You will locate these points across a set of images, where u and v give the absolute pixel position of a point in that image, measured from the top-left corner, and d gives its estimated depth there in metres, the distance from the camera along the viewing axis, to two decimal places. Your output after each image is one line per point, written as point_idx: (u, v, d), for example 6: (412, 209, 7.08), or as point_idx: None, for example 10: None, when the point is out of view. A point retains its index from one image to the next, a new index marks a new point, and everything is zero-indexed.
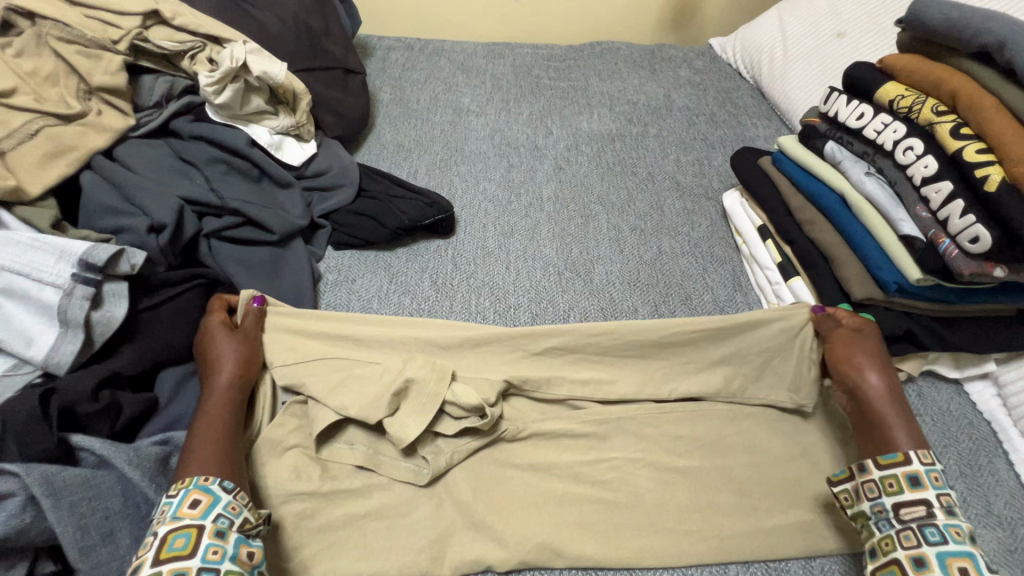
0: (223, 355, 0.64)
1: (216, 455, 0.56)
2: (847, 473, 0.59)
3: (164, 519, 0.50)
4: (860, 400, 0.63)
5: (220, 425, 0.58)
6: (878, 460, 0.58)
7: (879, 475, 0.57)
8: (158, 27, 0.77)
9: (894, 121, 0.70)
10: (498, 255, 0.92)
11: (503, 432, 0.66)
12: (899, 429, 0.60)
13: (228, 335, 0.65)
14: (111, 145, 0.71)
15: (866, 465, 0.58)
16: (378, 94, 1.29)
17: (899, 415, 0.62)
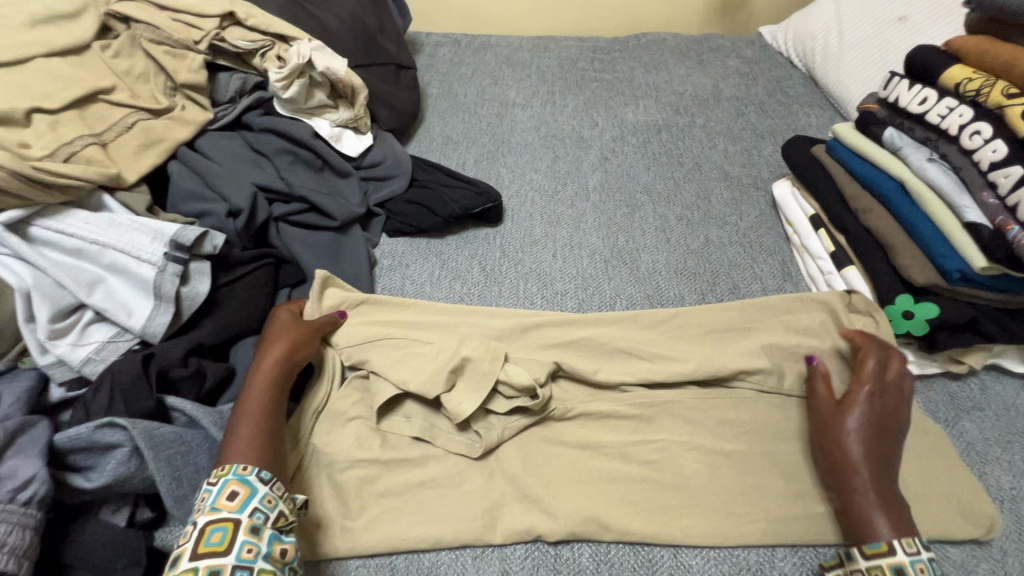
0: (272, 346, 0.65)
1: (249, 441, 0.56)
2: (838, 559, 0.56)
3: (201, 509, 0.50)
4: (840, 477, 0.59)
5: (256, 409, 0.59)
6: (863, 548, 0.54)
7: (866, 565, 0.53)
8: (233, 27, 0.83)
9: (959, 106, 0.68)
10: (544, 243, 0.94)
11: (552, 411, 0.68)
12: (881, 513, 0.55)
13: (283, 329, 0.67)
14: (193, 137, 0.77)
15: (854, 553, 0.54)
16: (427, 88, 1.33)
17: (882, 497, 0.56)
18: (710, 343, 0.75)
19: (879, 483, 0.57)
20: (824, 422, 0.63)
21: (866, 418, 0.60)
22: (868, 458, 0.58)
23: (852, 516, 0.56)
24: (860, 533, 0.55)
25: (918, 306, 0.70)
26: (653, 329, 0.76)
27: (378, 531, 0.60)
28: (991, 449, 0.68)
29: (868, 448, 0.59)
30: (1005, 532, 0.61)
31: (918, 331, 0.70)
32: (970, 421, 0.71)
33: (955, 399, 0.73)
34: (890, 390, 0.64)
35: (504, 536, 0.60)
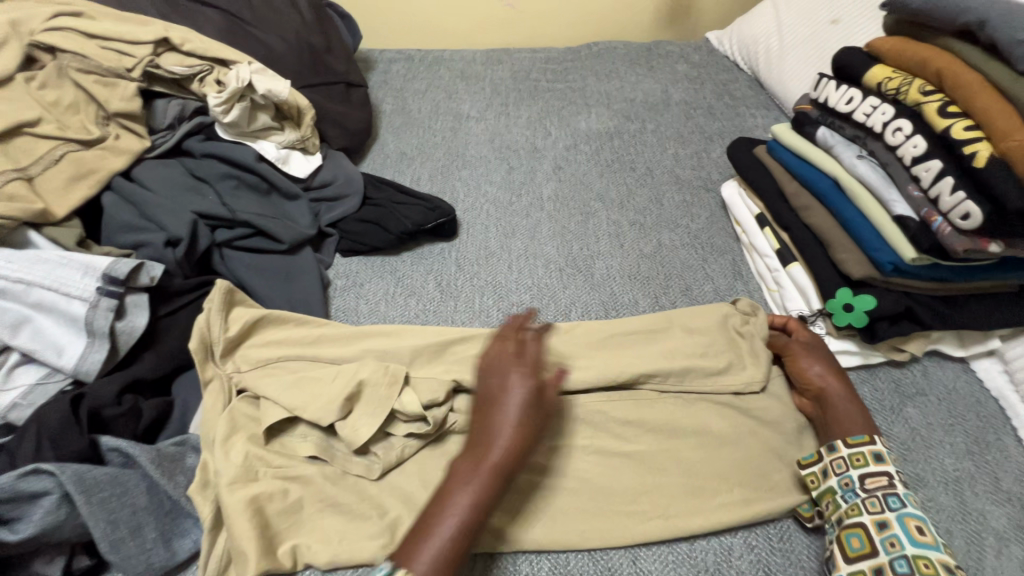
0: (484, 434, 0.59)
1: (440, 553, 0.53)
2: (815, 455, 0.65)
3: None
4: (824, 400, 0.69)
5: (468, 515, 0.55)
6: (848, 440, 0.64)
7: (847, 452, 0.63)
8: (169, 53, 0.82)
9: (882, 104, 0.71)
10: (500, 255, 0.95)
11: (451, 426, 0.70)
12: (859, 418, 0.67)
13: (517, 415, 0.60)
14: (129, 166, 0.75)
15: (836, 444, 0.64)
16: (380, 105, 1.33)
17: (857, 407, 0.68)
18: (662, 345, 0.76)
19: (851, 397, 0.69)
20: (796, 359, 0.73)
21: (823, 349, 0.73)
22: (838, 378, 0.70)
23: (838, 425, 0.66)
24: (845, 433, 0.65)
25: (856, 298, 0.72)
26: (606, 337, 0.77)
27: (332, 559, 0.59)
28: (935, 433, 0.70)
29: (834, 372, 0.71)
30: (950, 513, 0.63)
31: (858, 322, 0.72)
32: (914, 407, 0.73)
33: (900, 386, 0.75)
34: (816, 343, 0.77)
35: None
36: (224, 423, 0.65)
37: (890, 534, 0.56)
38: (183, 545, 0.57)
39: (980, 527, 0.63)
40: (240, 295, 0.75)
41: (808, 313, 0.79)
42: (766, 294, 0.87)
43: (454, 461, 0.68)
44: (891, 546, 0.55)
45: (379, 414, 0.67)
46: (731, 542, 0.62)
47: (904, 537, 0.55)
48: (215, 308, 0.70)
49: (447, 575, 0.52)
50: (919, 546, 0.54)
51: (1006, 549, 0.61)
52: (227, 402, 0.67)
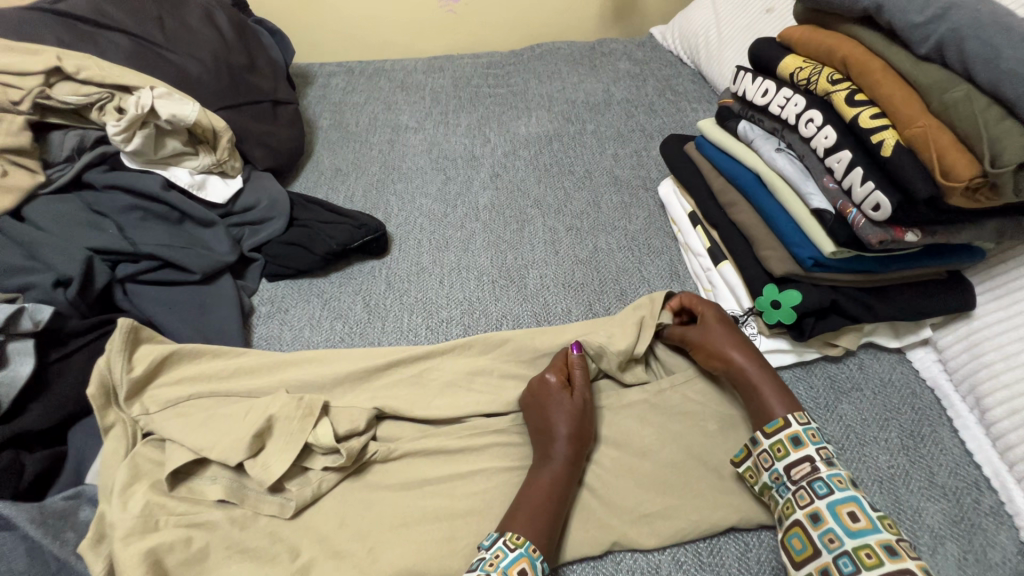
0: (553, 424, 0.63)
1: (529, 524, 0.56)
2: (744, 450, 0.62)
3: (496, 568, 0.53)
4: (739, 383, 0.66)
5: (549, 505, 0.58)
6: (765, 429, 0.62)
7: (769, 443, 0.61)
8: (63, 82, 0.78)
9: (794, 95, 0.69)
10: (432, 270, 0.92)
11: (371, 456, 0.66)
12: (774, 396, 0.64)
13: (561, 405, 0.64)
14: (19, 205, 0.74)
15: (757, 437, 0.62)
16: (317, 121, 1.29)
17: (768, 377, 0.66)
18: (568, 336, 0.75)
19: (759, 367, 0.66)
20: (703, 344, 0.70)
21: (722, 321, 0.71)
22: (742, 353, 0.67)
23: (758, 408, 0.64)
24: (763, 420, 0.63)
25: (783, 294, 0.70)
26: (537, 354, 0.75)
27: None
28: (869, 428, 0.68)
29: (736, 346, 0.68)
30: (885, 513, 0.61)
31: (787, 318, 0.70)
32: (850, 402, 0.71)
33: (835, 381, 0.74)
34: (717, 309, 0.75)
35: None
36: (125, 471, 0.60)
37: (826, 528, 0.53)
38: None
39: (915, 525, 0.60)
40: (146, 331, 0.70)
41: (740, 312, 0.77)
42: (702, 293, 0.85)
43: (376, 492, 0.64)
44: (828, 542, 0.53)
45: (291, 448, 0.62)
46: (658, 558, 0.60)
47: (840, 530, 0.53)
48: (115, 350, 0.65)
49: (539, 545, 0.55)
50: (857, 536, 0.52)
51: (941, 546, 0.59)
52: (131, 446, 0.63)
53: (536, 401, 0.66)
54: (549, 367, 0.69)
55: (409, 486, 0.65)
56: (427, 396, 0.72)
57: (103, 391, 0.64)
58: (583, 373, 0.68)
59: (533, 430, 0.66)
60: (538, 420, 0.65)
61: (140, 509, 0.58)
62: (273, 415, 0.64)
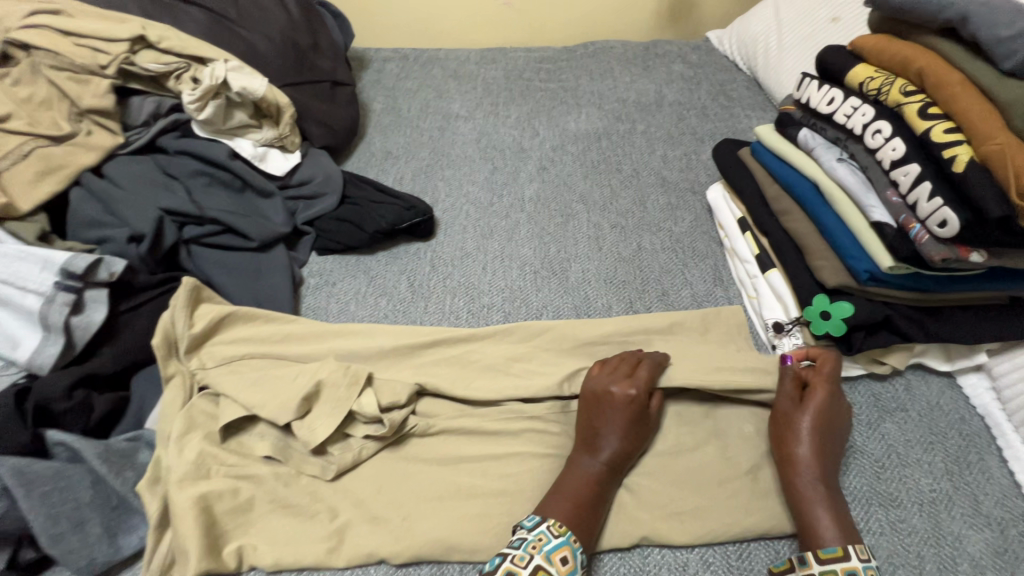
0: (612, 431, 0.63)
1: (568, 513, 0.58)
2: (786, 563, 0.56)
3: (538, 551, 0.54)
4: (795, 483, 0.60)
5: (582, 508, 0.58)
6: (819, 553, 0.55)
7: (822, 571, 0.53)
8: (145, 51, 0.82)
9: (863, 104, 0.68)
10: (476, 256, 0.93)
11: (410, 429, 0.68)
12: (827, 515, 0.58)
13: (627, 422, 0.64)
14: (99, 162, 0.77)
15: (808, 558, 0.54)
16: (370, 104, 1.32)
17: (829, 496, 0.59)
18: (609, 332, 0.76)
19: (825, 479, 0.60)
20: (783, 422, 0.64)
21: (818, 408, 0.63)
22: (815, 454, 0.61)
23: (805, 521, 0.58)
24: (812, 539, 0.57)
25: (833, 306, 0.69)
26: (577, 346, 0.75)
27: (275, 557, 0.58)
28: (913, 450, 0.67)
29: (816, 443, 0.61)
30: (924, 535, 0.60)
31: (837, 331, 0.69)
32: (894, 421, 0.70)
33: (880, 400, 0.72)
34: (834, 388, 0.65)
35: (410, 560, 0.59)
36: (181, 420, 0.64)
37: None
38: (128, 542, 0.57)
39: (955, 552, 0.59)
40: (206, 291, 0.73)
41: (786, 321, 0.76)
42: (746, 299, 0.84)
43: (412, 464, 0.66)
44: None
45: (336, 414, 0.65)
46: (686, 557, 0.60)
47: None
48: (177, 307, 0.69)
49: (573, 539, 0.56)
50: None
51: None
52: (187, 398, 0.66)
53: (604, 403, 0.65)
54: (633, 381, 0.66)
55: (444, 461, 0.67)
56: (466, 378, 0.73)
57: (167, 345, 0.68)
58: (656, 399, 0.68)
59: (586, 424, 0.65)
60: (590, 417, 0.65)
61: (194, 457, 0.61)
62: (319, 381, 0.67)
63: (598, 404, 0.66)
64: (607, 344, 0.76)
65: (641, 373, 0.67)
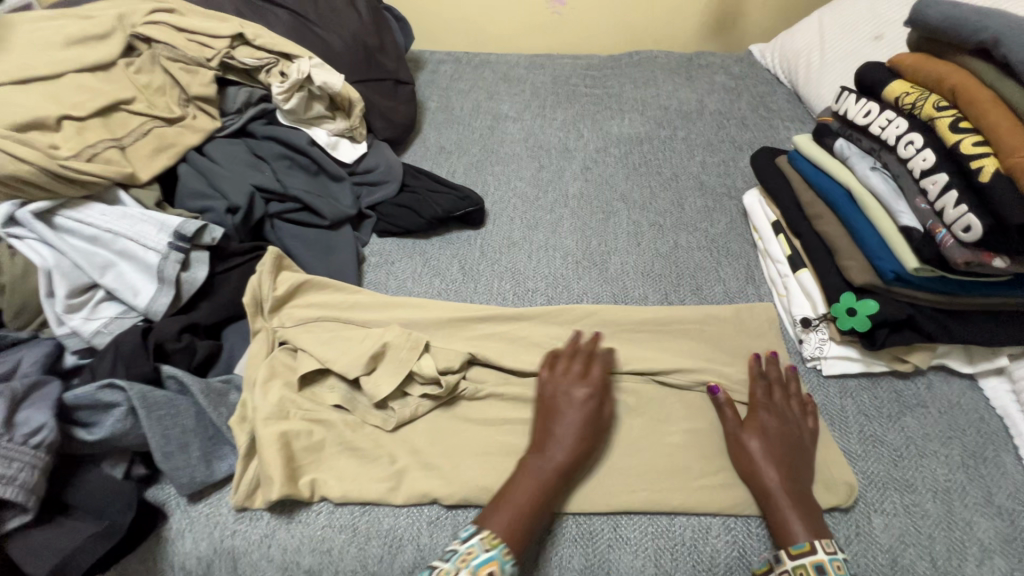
0: (563, 430, 0.67)
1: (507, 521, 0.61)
2: (768, 564, 0.62)
3: (467, 564, 0.58)
4: (762, 494, 0.64)
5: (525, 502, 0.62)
6: (790, 550, 0.60)
7: (791, 566, 0.59)
8: (242, 47, 0.93)
9: (897, 117, 0.73)
10: (522, 245, 1.01)
11: (461, 392, 0.75)
12: (797, 519, 0.62)
13: (573, 422, 0.67)
14: (202, 142, 0.87)
15: (781, 556, 0.60)
16: (425, 103, 1.42)
17: (795, 501, 0.63)
18: (645, 319, 0.83)
19: (788, 487, 0.64)
20: (732, 442, 0.69)
21: (761, 428, 0.69)
22: (774, 467, 0.65)
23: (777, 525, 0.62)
24: (784, 538, 0.61)
25: (859, 303, 0.74)
26: (614, 329, 0.82)
27: (343, 490, 0.66)
28: (930, 443, 0.71)
29: (771, 456, 0.66)
30: (936, 520, 0.65)
31: (861, 326, 0.74)
32: (913, 416, 0.74)
33: (901, 396, 0.76)
34: (781, 406, 0.71)
35: (460, 503, 0.67)
36: (265, 368, 0.73)
37: None
38: (220, 467, 0.67)
39: (965, 536, 0.63)
40: (286, 261, 0.83)
41: (813, 317, 0.81)
42: (776, 298, 0.89)
43: (462, 423, 0.74)
44: None
45: (399, 372, 0.73)
46: (708, 522, 0.66)
47: None
48: (264, 271, 0.79)
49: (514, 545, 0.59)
50: None
51: (989, 560, 0.62)
52: (270, 350, 0.76)
53: (554, 401, 0.70)
54: (584, 381, 0.71)
55: (491, 422, 0.74)
56: (513, 351, 0.80)
57: (255, 303, 0.77)
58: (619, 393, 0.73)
59: (539, 424, 0.69)
60: (545, 417, 0.69)
61: (277, 400, 0.70)
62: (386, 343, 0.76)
63: (554, 405, 0.70)
64: (643, 329, 0.82)
65: (584, 385, 0.71)
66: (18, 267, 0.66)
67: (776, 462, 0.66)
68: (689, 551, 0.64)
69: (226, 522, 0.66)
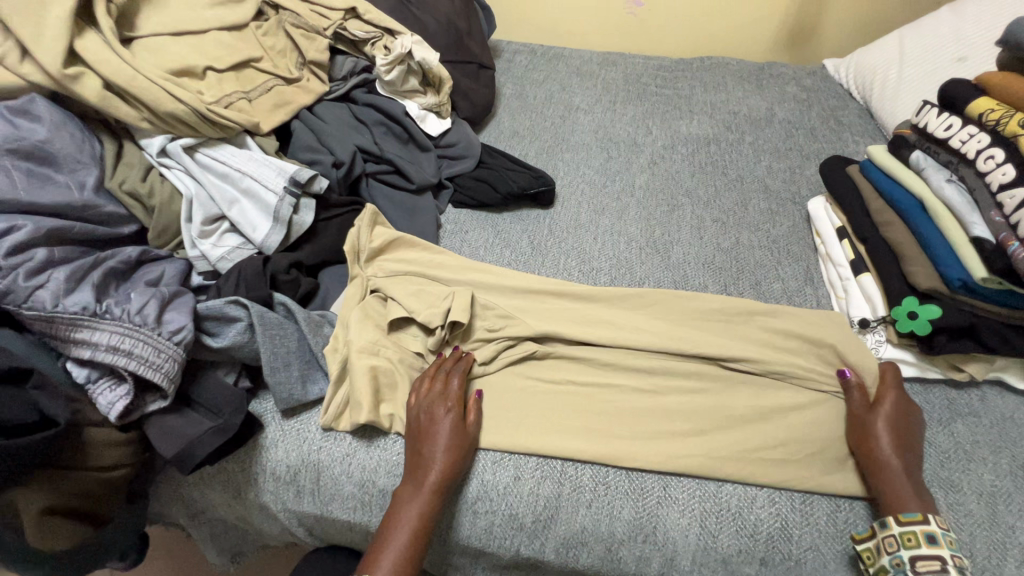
0: (431, 453, 0.68)
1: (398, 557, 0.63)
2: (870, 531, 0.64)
3: None
4: (877, 470, 0.67)
5: (406, 539, 0.64)
6: (899, 517, 0.63)
7: (898, 530, 0.62)
8: (353, 20, 1.02)
9: (979, 133, 0.75)
10: (588, 227, 1.06)
11: (534, 353, 0.81)
12: (909, 495, 0.65)
13: (447, 443, 0.69)
14: (313, 103, 0.95)
15: (887, 521, 0.63)
16: (501, 88, 1.49)
17: (910, 482, 0.66)
18: (705, 304, 0.87)
19: (907, 469, 0.67)
20: (856, 422, 0.72)
21: (890, 414, 0.70)
22: (895, 449, 0.68)
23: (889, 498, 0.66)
24: (895, 508, 0.64)
25: (922, 307, 0.77)
26: (675, 311, 0.87)
27: None
28: (979, 449, 0.73)
29: (894, 440, 0.68)
30: (979, 520, 0.67)
31: (922, 330, 0.76)
32: (964, 423, 0.76)
33: (953, 404, 0.79)
34: (908, 402, 0.73)
35: (523, 446, 0.73)
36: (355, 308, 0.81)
37: None
38: (313, 389, 0.75)
39: (1007, 538, 0.66)
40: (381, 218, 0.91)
41: (872, 319, 0.84)
42: (834, 300, 0.92)
43: (527, 378, 0.80)
44: None
45: None
46: (754, 493, 0.70)
47: None
48: (363, 224, 0.87)
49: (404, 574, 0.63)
50: None
51: None
52: (363, 296, 0.84)
53: (420, 421, 0.70)
54: (446, 396, 0.72)
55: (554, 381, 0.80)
56: (577, 320, 0.86)
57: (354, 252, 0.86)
58: (475, 418, 0.73)
59: (413, 447, 0.70)
60: (418, 440, 0.69)
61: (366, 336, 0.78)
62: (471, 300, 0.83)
63: (424, 429, 0.70)
64: (703, 313, 0.86)
65: (448, 414, 0.71)
66: (163, 191, 0.75)
67: (898, 445, 0.68)
68: (733, 516, 0.69)
69: (314, 438, 0.74)
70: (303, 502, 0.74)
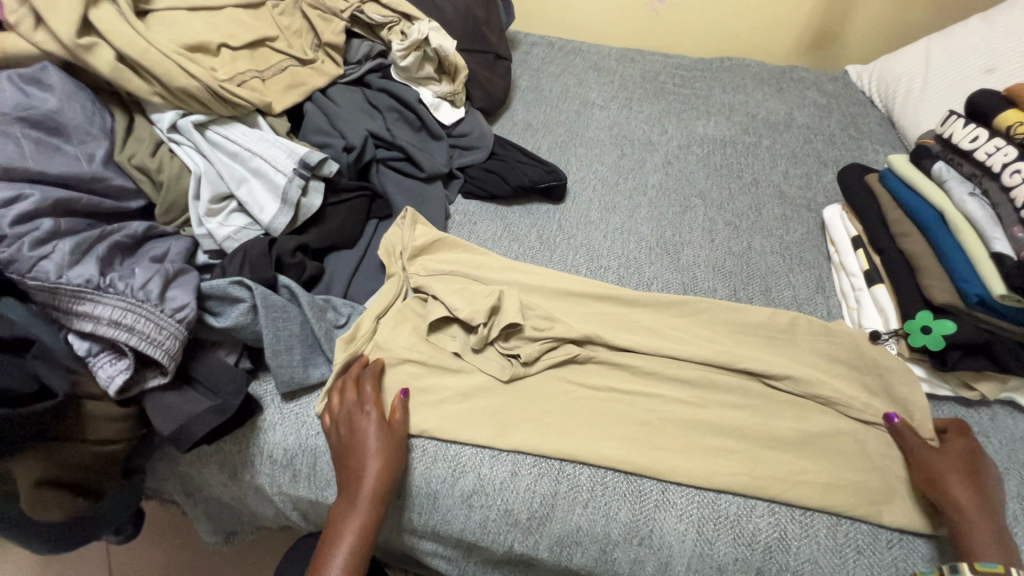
0: (360, 460, 0.66)
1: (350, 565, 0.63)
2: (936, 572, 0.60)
3: None
4: (950, 513, 0.63)
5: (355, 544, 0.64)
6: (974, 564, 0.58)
7: None
8: (371, 4, 1.01)
9: (1006, 146, 0.74)
10: (598, 224, 1.05)
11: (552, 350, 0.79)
12: (988, 541, 0.60)
13: (376, 446, 0.67)
14: (326, 85, 0.95)
15: (960, 567, 0.58)
16: (517, 80, 1.47)
17: (989, 526, 0.62)
18: (713, 307, 0.85)
19: (985, 513, 0.62)
20: (923, 464, 0.68)
21: (958, 456, 0.67)
22: (968, 491, 0.64)
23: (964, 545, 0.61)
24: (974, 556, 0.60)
25: (936, 322, 0.75)
26: (682, 313, 0.85)
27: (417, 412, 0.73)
28: None
29: (965, 481, 0.65)
30: None
31: (935, 345, 0.75)
32: None
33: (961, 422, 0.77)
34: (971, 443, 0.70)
35: (521, 442, 0.72)
36: None
37: None
38: (314, 373, 0.75)
39: None
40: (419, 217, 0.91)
41: (883, 331, 0.82)
42: (845, 310, 0.90)
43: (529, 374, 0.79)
44: None
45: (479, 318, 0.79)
46: (753, 502, 0.69)
47: None
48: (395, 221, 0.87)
49: None
50: None
51: None
52: (397, 292, 0.84)
53: (346, 432, 0.69)
54: (364, 400, 0.71)
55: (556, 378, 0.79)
56: (583, 317, 0.85)
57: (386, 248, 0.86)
58: (402, 416, 0.71)
59: (344, 460, 0.68)
60: (347, 452, 0.68)
61: None
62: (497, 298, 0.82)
63: (350, 438, 0.68)
64: (710, 316, 0.85)
65: (368, 418, 0.69)
66: (172, 167, 0.75)
67: (971, 488, 0.64)
68: (730, 523, 0.68)
69: (312, 423, 0.73)
70: (299, 486, 0.73)
